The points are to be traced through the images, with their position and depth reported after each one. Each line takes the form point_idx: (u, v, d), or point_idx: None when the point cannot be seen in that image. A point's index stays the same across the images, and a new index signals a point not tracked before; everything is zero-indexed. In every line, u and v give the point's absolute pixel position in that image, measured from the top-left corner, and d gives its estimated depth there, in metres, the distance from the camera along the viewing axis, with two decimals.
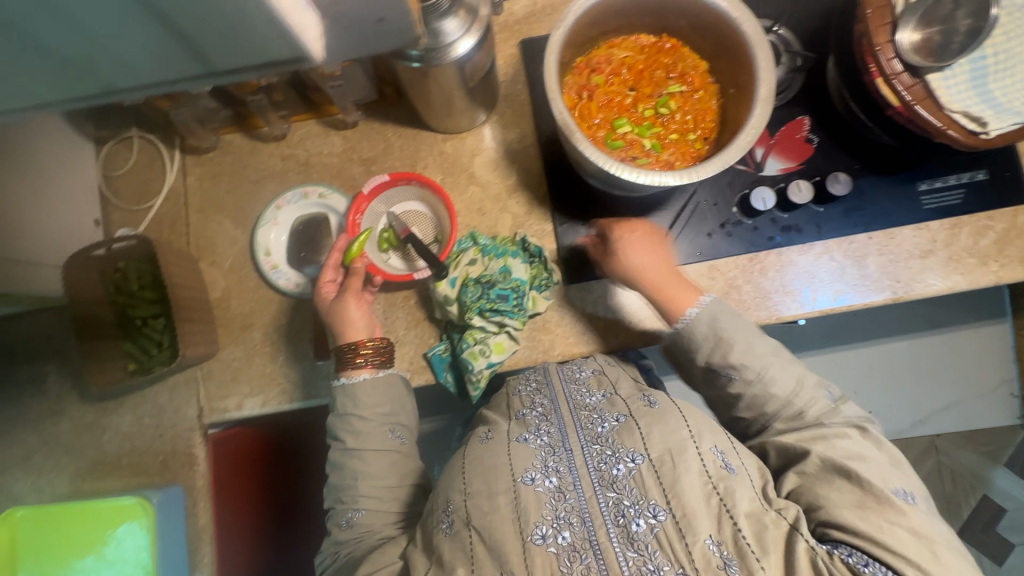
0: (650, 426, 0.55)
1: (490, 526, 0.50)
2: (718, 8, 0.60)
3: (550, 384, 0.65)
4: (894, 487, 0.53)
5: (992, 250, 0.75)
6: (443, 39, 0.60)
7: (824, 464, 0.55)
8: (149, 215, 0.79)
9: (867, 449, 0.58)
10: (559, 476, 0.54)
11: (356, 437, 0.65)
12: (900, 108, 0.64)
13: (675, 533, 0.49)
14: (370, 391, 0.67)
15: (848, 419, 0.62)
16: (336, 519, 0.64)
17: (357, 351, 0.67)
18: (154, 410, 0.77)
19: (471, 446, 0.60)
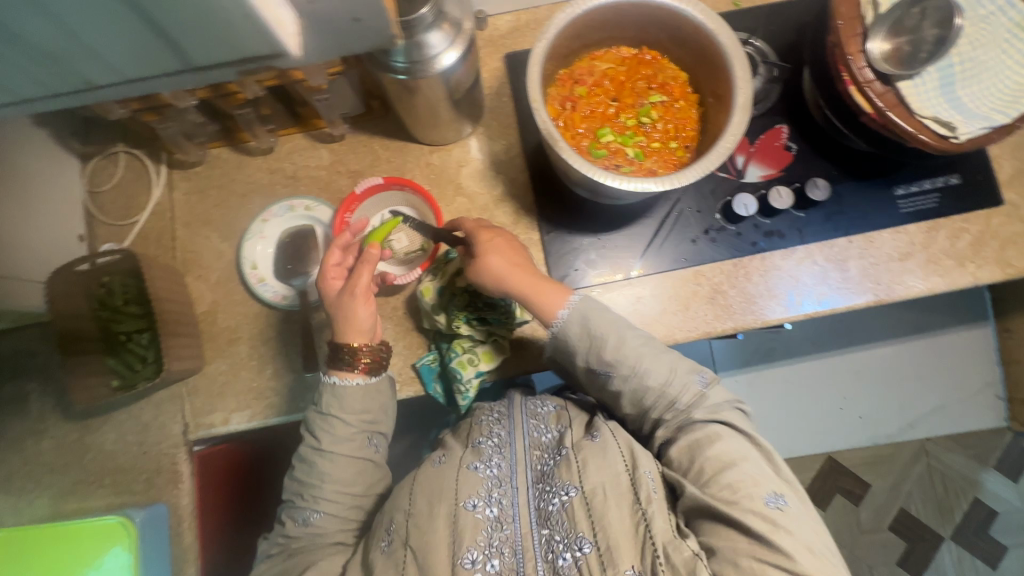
0: (588, 459, 0.59)
1: (425, 548, 0.57)
2: (695, 20, 0.62)
3: (511, 415, 0.69)
4: (765, 494, 0.55)
5: (968, 252, 0.77)
6: (428, 52, 0.61)
7: (717, 481, 0.56)
8: (135, 230, 0.79)
9: (741, 447, 0.59)
10: (501, 506, 0.59)
11: (333, 443, 0.65)
12: (874, 115, 0.65)
13: (598, 562, 0.53)
14: (356, 399, 0.66)
15: (715, 407, 0.63)
16: (291, 514, 0.66)
17: (355, 355, 0.66)
18: (138, 427, 0.75)
19: (423, 471, 0.65)
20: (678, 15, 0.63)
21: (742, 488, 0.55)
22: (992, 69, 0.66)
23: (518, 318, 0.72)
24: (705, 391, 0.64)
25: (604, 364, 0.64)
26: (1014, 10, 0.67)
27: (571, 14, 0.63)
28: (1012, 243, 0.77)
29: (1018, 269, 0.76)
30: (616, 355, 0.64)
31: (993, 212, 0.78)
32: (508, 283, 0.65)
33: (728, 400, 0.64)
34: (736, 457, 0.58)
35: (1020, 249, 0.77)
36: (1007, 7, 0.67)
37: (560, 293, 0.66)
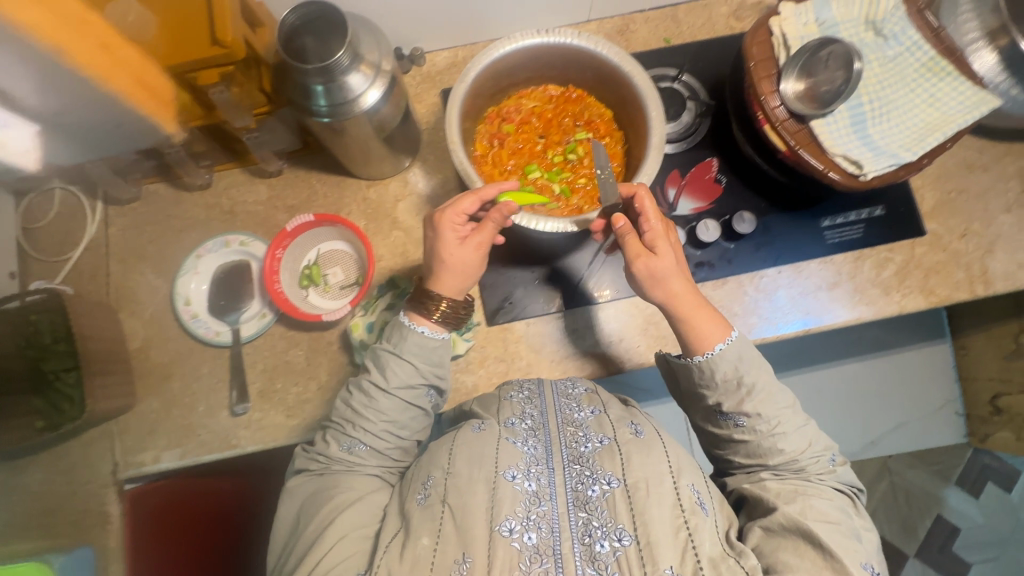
0: (633, 452, 0.55)
1: (463, 510, 0.52)
2: (611, 62, 0.64)
3: (543, 395, 0.64)
4: (864, 561, 0.52)
5: (893, 281, 0.79)
6: (351, 93, 0.61)
7: (820, 523, 0.53)
8: (67, 267, 0.78)
9: (847, 514, 0.57)
10: (539, 483, 0.54)
11: (401, 386, 0.62)
12: (788, 152, 0.67)
13: (637, 558, 0.49)
14: (435, 350, 0.63)
15: (838, 483, 0.60)
16: (335, 437, 0.63)
17: (439, 307, 0.62)
18: (66, 467, 0.74)
19: (462, 434, 0.59)
20: (595, 57, 0.65)
21: (848, 547, 0.52)
22: (901, 108, 0.69)
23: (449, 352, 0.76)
24: (833, 466, 0.61)
25: (741, 413, 0.59)
26: (922, 50, 0.69)
27: (489, 56, 0.64)
28: (935, 271, 0.79)
29: (941, 297, 0.78)
30: (760, 407, 0.59)
31: (915, 242, 0.80)
32: (672, 302, 0.61)
33: (853, 485, 0.62)
34: (840, 519, 0.55)
35: (943, 278, 0.79)
36: (915, 47, 0.69)
37: (720, 326, 0.61)
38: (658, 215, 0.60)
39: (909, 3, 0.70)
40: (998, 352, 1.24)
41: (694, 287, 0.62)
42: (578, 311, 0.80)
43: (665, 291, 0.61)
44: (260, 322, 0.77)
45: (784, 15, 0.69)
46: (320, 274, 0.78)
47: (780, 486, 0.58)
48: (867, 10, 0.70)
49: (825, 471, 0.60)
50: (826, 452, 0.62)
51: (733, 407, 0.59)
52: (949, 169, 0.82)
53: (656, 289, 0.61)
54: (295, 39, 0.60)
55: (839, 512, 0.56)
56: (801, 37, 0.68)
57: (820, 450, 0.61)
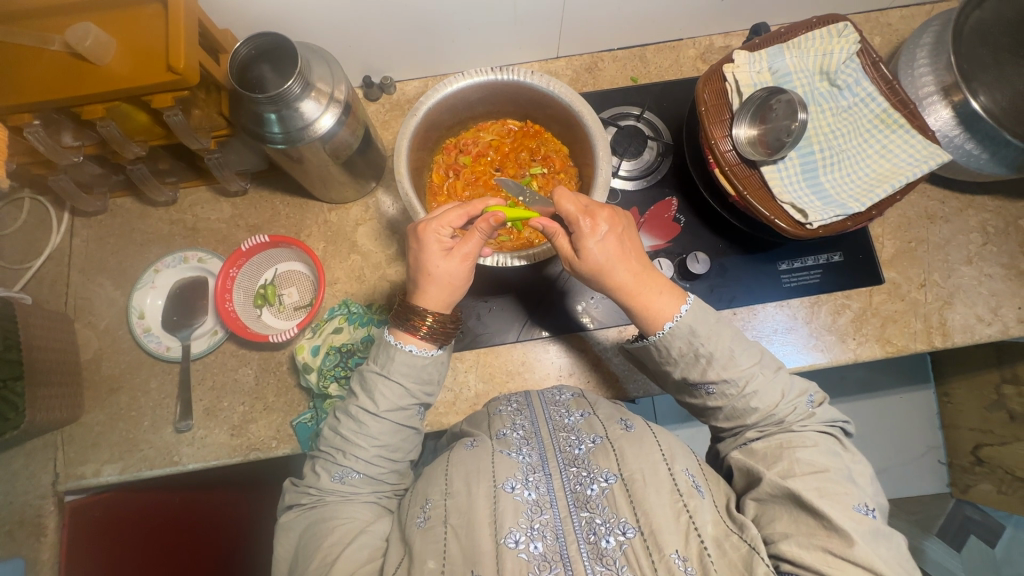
0: (625, 447, 0.55)
1: (467, 526, 0.50)
2: (562, 101, 0.66)
3: (531, 406, 0.64)
4: (858, 502, 0.49)
5: (850, 328, 0.78)
6: (305, 119, 0.63)
7: (806, 480, 0.51)
8: (27, 275, 0.79)
9: (836, 455, 0.54)
10: (539, 491, 0.53)
11: (391, 408, 0.59)
12: (736, 197, 0.67)
13: (644, 550, 0.48)
14: (424, 368, 0.59)
15: (823, 426, 0.57)
16: (325, 467, 0.60)
17: (426, 321, 0.59)
18: (5, 476, 0.74)
19: (455, 452, 0.59)
20: (548, 95, 0.67)
21: (834, 493, 0.49)
22: (853, 158, 0.69)
23: None
24: (814, 408, 0.58)
25: (707, 381, 0.58)
26: (876, 101, 0.70)
27: (443, 91, 0.66)
28: (892, 320, 0.78)
29: (898, 346, 0.77)
30: (724, 373, 0.57)
31: (873, 290, 0.79)
32: (615, 287, 0.59)
33: (836, 419, 0.58)
34: (830, 465, 0.52)
35: (901, 328, 0.78)
36: (870, 99, 0.70)
37: (672, 298, 0.58)
38: (579, 208, 0.58)
39: (863, 55, 0.71)
40: (980, 402, 1.20)
41: (639, 262, 0.59)
42: (530, 343, 0.79)
43: (605, 279, 0.59)
44: (210, 339, 0.77)
45: (738, 62, 0.69)
46: (275, 294, 0.79)
47: (765, 445, 0.56)
48: (821, 60, 0.70)
49: (804, 416, 0.57)
50: (804, 395, 0.58)
51: (699, 378, 0.58)
52: (909, 219, 0.81)
53: (598, 279, 0.59)
54: (252, 69, 0.62)
55: (829, 457, 0.53)
56: (754, 84, 0.69)
57: (796, 396, 0.58)
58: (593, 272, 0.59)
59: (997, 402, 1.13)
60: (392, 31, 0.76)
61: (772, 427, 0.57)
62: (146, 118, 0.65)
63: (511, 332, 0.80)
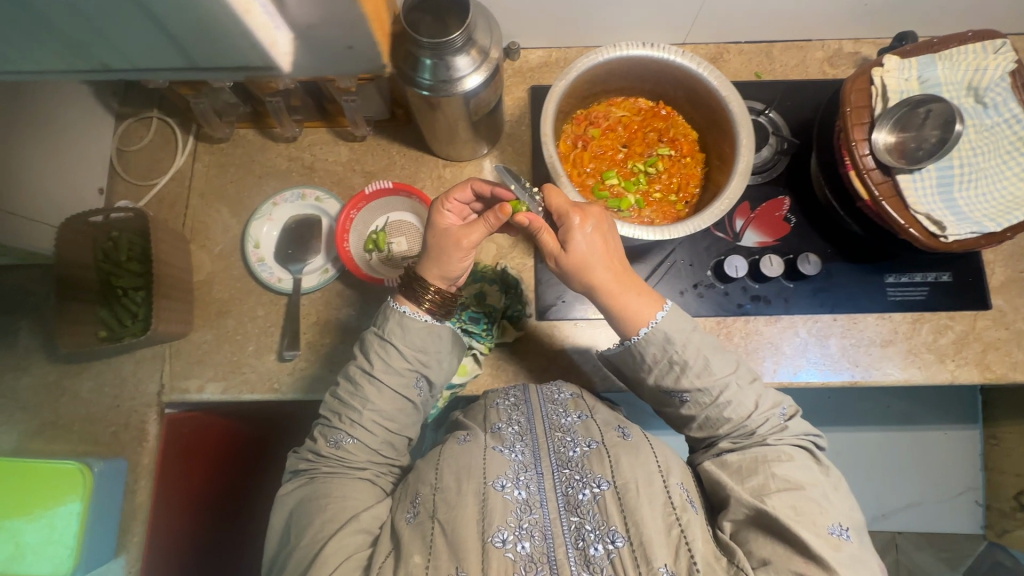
0: (619, 454, 0.55)
1: (453, 522, 0.51)
2: (710, 85, 0.66)
3: (528, 401, 0.64)
4: (831, 523, 0.51)
5: (949, 349, 0.78)
6: (454, 73, 0.64)
7: (780, 498, 0.52)
8: (151, 192, 0.83)
9: (811, 471, 0.55)
10: (529, 491, 0.54)
11: (386, 371, 0.62)
12: (869, 202, 0.68)
13: (632, 560, 0.49)
14: (417, 332, 0.63)
15: (797, 439, 0.58)
16: (324, 432, 0.62)
17: (430, 301, 0.63)
18: (115, 379, 0.77)
19: (447, 446, 0.59)
20: (694, 77, 0.67)
21: (808, 510, 0.51)
22: (989, 178, 0.69)
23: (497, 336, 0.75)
24: (787, 421, 0.60)
25: (683, 388, 0.59)
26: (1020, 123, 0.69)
27: (592, 61, 0.66)
28: (994, 348, 0.77)
29: (996, 374, 0.76)
30: (701, 381, 0.59)
31: (978, 314, 0.78)
32: (598, 290, 0.60)
33: (809, 433, 0.60)
34: (807, 482, 0.53)
35: (1001, 356, 0.77)
36: (1015, 120, 0.69)
37: (649, 304, 0.60)
38: (568, 203, 0.59)
39: (1015, 75, 0.69)
40: None
41: (626, 268, 0.61)
42: None
43: (592, 276, 0.59)
44: (322, 276, 0.79)
45: (887, 67, 0.69)
46: (385, 241, 0.79)
47: (741, 457, 0.56)
48: (971, 75, 0.69)
49: (778, 429, 0.58)
50: (777, 407, 0.60)
51: (673, 385, 0.60)
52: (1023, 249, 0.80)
53: (581, 277, 0.59)
54: (414, 15, 0.64)
55: (805, 471, 0.55)
56: (901, 91, 0.68)
57: (770, 407, 0.60)
58: (574, 271, 0.59)
59: None
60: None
61: (747, 441, 0.58)
62: None
63: None
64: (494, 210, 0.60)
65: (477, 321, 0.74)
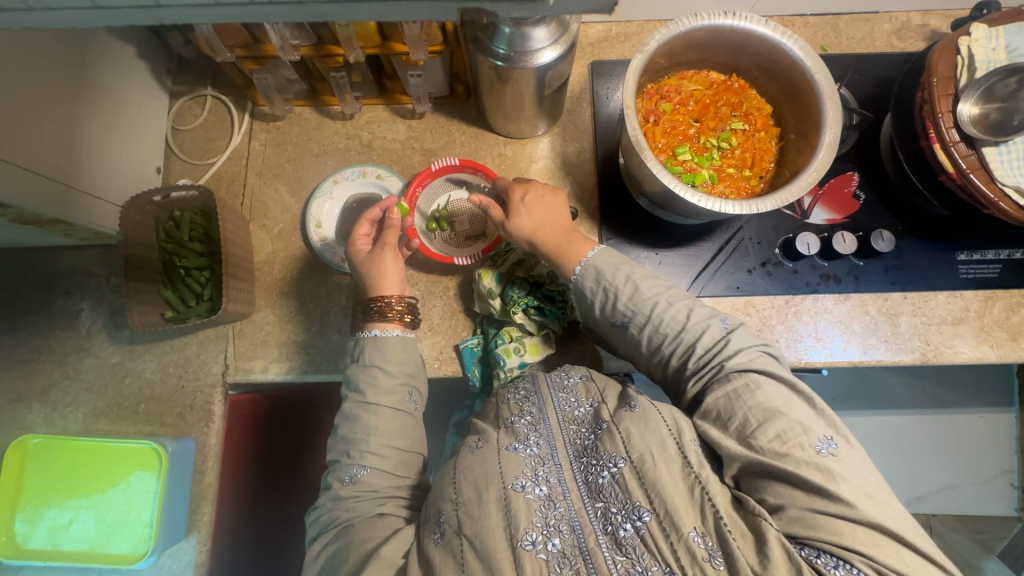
0: (630, 427, 0.52)
1: (481, 534, 0.48)
2: (795, 55, 0.64)
3: (539, 391, 0.59)
4: (813, 442, 0.48)
5: (1022, 327, 0.76)
6: (530, 45, 0.63)
7: (763, 432, 0.49)
8: (209, 171, 0.81)
9: (777, 388, 0.52)
10: (550, 485, 0.51)
11: (378, 393, 0.62)
12: (955, 175, 0.66)
13: (661, 533, 0.46)
14: (393, 346, 0.65)
15: (740, 350, 0.56)
16: (336, 474, 0.61)
17: (390, 303, 0.67)
18: (179, 360, 0.77)
19: (462, 459, 0.56)
20: (777, 47, 0.65)
21: (792, 437, 0.48)
22: None
23: (570, 316, 0.73)
24: (729, 332, 0.58)
25: (621, 313, 0.61)
26: None
27: (673, 31, 0.64)
28: None
29: None
30: (631, 303, 0.60)
31: None
32: (537, 244, 0.66)
33: (756, 343, 0.57)
34: (778, 402, 0.50)
35: None
36: None
37: (583, 245, 0.65)
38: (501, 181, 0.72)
39: None
40: None
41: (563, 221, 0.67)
42: None
43: (526, 224, 0.66)
44: None
45: (975, 36, 0.67)
46: (448, 221, 0.79)
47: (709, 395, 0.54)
48: None
49: (718, 340, 0.57)
50: (715, 321, 0.59)
51: (614, 310, 0.61)
52: None
53: (520, 232, 0.67)
54: None
55: (770, 391, 0.51)
56: (989, 61, 0.66)
57: (704, 320, 0.59)
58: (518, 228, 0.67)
59: None
60: None
61: (697, 362, 0.57)
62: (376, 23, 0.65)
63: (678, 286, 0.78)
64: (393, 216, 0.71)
65: (552, 300, 0.71)
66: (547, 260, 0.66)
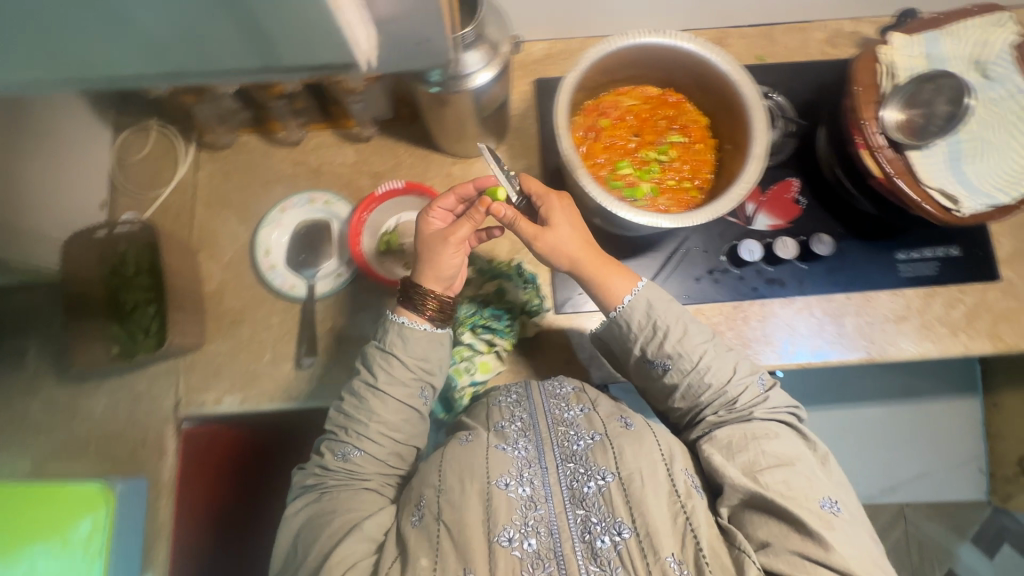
0: (624, 446, 0.55)
1: (459, 524, 0.51)
2: (721, 70, 0.66)
3: (530, 397, 0.62)
4: (822, 497, 0.53)
5: (962, 322, 0.79)
6: (464, 69, 0.63)
7: (774, 473, 0.54)
8: (155, 203, 0.81)
9: (796, 446, 0.58)
10: (534, 486, 0.54)
11: (389, 382, 0.62)
12: (882, 179, 0.68)
13: (639, 551, 0.50)
14: (417, 340, 0.63)
15: (778, 412, 0.61)
16: (330, 446, 0.62)
17: (427, 301, 0.64)
18: (131, 396, 0.76)
19: (450, 448, 0.58)
20: (705, 63, 0.66)
21: (798, 486, 0.53)
22: (999, 149, 0.69)
23: (519, 332, 0.74)
24: (769, 391, 0.62)
25: (664, 355, 0.62)
26: None
27: (602, 50, 0.66)
28: (1005, 318, 0.79)
29: (1008, 344, 0.78)
30: (680, 347, 0.62)
31: (988, 286, 0.80)
32: (580, 265, 0.65)
33: (786, 405, 0.62)
34: (793, 458, 0.56)
35: (1012, 326, 0.78)
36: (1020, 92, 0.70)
37: (626, 280, 0.65)
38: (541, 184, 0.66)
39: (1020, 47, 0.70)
40: None
41: (598, 249, 0.66)
42: None
43: (567, 249, 0.64)
44: (335, 280, 0.78)
45: (894, 45, 0.70)
46: (399, 241, 0.78)
47: (731, 433, 0.58)
48: (977, 49, 0.70)
49: (759, 399, 0.61)
50: (755, 377, 0.63)
51: (657, 352, 0.62)
52: None
53: (555, 258, 0.65)
54: None
55: (789, 448, 0.57)
56: (908, 68, 0.69)
57: (747, 376, 0.63)
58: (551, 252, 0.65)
59: None
60: None
61: (731, 412, 0.60)
62: None
63: None
64: (475, 206, 0.64)
65: (499, 317, 0.73)
66: (584, 286, 0.66)
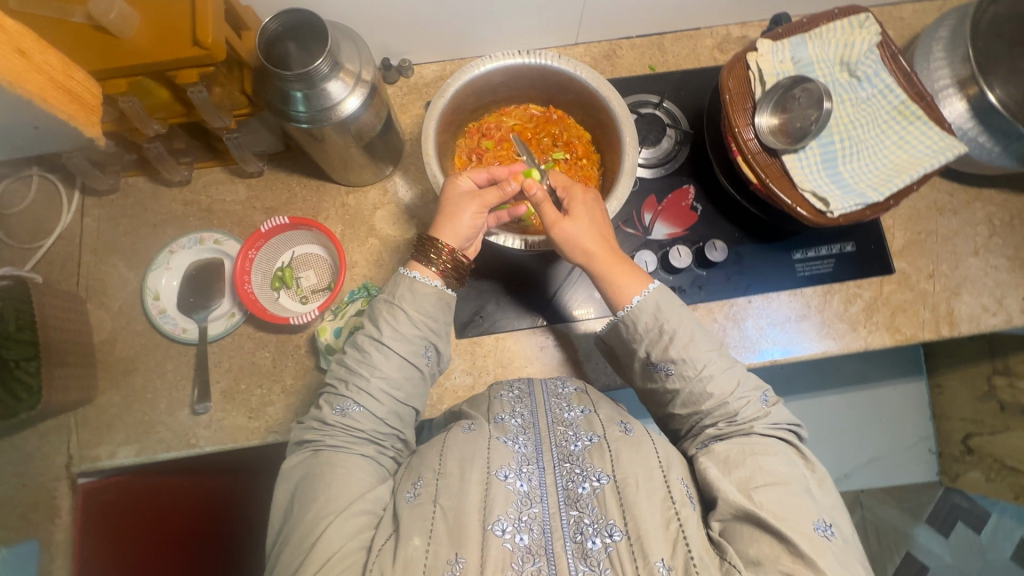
0: (621, 450, 0.51)
1: (457, 509, 0.48)
2: (589, 87, 0.66)
3: (533, 394, 0.60)
4: (815, 519, 0.48)
5: (860, 316, 0.80)
6: (330, 100, 0.62)
7: (766, 492, 0.49)
8: (38, 255, 0.78)
9: (795, 465, 0.52)
10: (531, 484, 0.50)
11: (396, 338, 0.58)
12: (758, 184, 0.68)
13: (629, 556, 0.45)
14: (427, 297, 0.60)
15: (778, 428, 0.55)
16: (328, 401, 0.58)
17: (442, 253, 0.61)
18: (19, 457, 0.73)
19: (452, 433, 0.55)
20: (574, 80, 0.67)
21: (794, 508, 0.47)
22: (871, 148, 0.70)
23: None
24: (770, 406, 0.57)
25: (669, 360, 0.57)
26: (894, 94, 0.71)
27: (469, 74, 0.66)
28: (902, 309, 0.79)
29: (907, 335, 0.78)
30: (684, 353, 0.57)
31: (884, 279, 0.81)
32: (591, 259, 0.62)
33: (789, 422, 0.57)
34: (789, 477, 0.50)
35: (910, 316, 0.79)
36: (888, 90, 0.71)
37: (636, 282, 0.61)
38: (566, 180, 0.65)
39: (882, 47, 0.72)
40: (971, 394, 1.18)
41: (614, 250, 0.63)
42: (548, 327, 0.79)
43: (577, 237, 0.62)
44: (227, 321, 0.77)
45: (761, 51, 0.70)
46: (292, 277, 0.78)
47: (730, 445, 0.53)
48: (842, 51, 0.72)
49: (760, 414, 0.56)
50: (757, 391, 0.58)
51: (660, 355, 0.58)
52: (919, 210, 0.83)
53: (567, 246, 0.63)
54: (278, 46, 0.62)
55: (789, 468, 0.52)
56: (776, 74, 0.70)
57: (749, 389, 0.57)
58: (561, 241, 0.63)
59: (988, 394, 1.14)
60: (416, 11, 0.75)
61: (731, 425, 0.55)
62: (169, 94, 0.65)
63: (529, 317, 0.79)
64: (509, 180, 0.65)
65: None
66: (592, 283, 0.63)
